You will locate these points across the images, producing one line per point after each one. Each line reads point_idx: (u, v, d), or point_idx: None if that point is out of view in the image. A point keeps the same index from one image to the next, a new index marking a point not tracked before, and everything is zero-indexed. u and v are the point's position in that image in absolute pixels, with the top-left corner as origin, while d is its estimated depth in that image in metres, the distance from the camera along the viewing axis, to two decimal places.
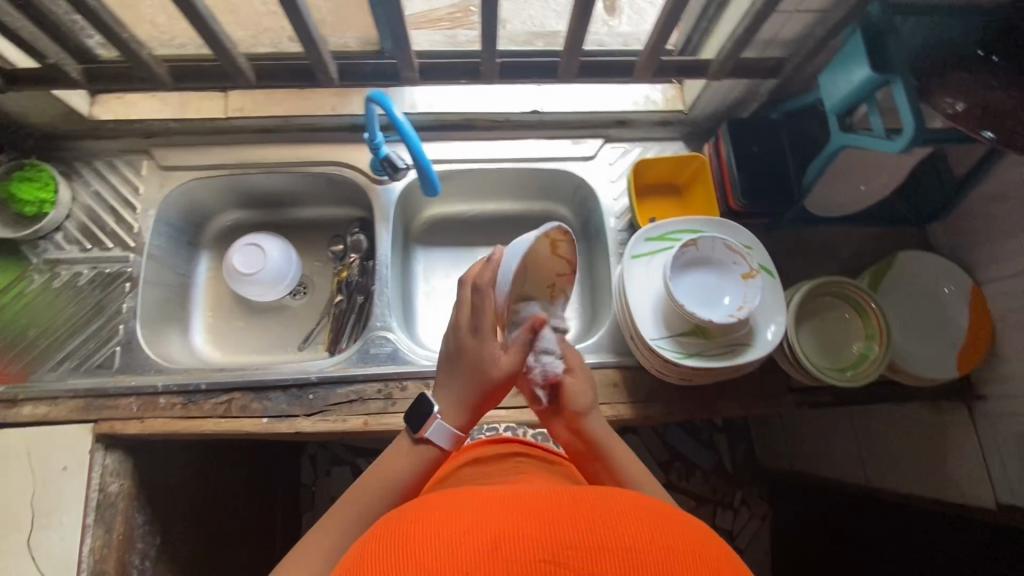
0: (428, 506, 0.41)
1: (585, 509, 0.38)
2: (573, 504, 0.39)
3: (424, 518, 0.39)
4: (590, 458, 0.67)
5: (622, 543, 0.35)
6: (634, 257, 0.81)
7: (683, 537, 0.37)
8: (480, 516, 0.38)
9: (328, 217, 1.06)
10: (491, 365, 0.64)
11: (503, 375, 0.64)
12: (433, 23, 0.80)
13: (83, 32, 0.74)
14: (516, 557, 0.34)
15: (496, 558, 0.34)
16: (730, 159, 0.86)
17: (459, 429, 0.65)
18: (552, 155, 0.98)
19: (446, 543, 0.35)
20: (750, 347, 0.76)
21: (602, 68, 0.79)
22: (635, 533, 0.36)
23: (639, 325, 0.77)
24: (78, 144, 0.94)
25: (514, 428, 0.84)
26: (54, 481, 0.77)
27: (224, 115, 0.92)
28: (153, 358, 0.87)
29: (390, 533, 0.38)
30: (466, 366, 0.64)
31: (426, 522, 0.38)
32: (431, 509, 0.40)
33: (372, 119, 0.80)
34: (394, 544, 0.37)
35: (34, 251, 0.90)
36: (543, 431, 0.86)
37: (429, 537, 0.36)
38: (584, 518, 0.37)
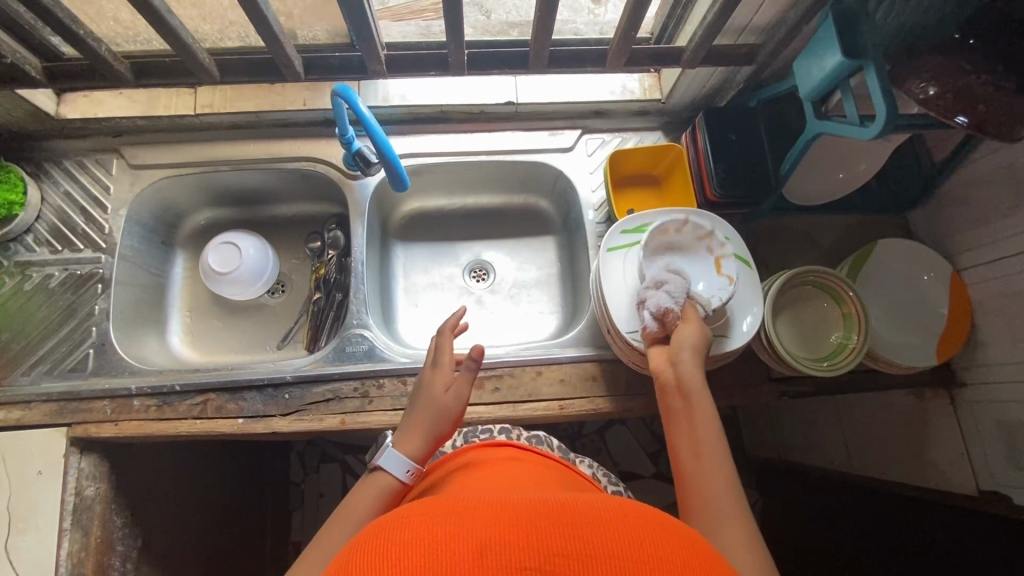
0: (409, 510, 0.40)
1: (570, 514, 0.38)
2: (563, 510, 0.39)
3: (405, 524, 0.38)
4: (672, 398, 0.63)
5: (613, 549, 0.35)
6: (611, 250, 0.80)
7: (668, 539, 0.37)
8: (462, 523, 0.37)
9: (306, 214, 1.05)
10: (440, 396, 0.67)
11: (451, 400, 0.67)
12: (416, 15, 0.80)
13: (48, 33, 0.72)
14: (500, 566, 0.34)
15: (484, 566, 0.34)
16: (706, 149, 0.85)
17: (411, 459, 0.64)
18: (529, 147, 0.97)
19: (428, 551, 0.35)
20: (726, 339, 0.75)
21: (574, 58, 0.78)
22: (625, 538, 0.36)
23: (615, 319, 0.76)
24: (48, 144, 0.93)
25: (508, 431, 0.80)
26: (28, 486, 0.77)
27: (193, 112, 0.90)
28: (127, 360, 0.86)
29: (369, 541, 0.37)
30: (419, 399, 0.68)
31: (406, 528, 0.37)
32: (412, 514, 0.39)
33: (342, 114, 0.79)
34: (374, 552, 0.36)
35: (5, 253, 0.89)
36: (537, 434, 0.82)
37: (410, 544, 0.36)
38: (572, 524, 0.37)
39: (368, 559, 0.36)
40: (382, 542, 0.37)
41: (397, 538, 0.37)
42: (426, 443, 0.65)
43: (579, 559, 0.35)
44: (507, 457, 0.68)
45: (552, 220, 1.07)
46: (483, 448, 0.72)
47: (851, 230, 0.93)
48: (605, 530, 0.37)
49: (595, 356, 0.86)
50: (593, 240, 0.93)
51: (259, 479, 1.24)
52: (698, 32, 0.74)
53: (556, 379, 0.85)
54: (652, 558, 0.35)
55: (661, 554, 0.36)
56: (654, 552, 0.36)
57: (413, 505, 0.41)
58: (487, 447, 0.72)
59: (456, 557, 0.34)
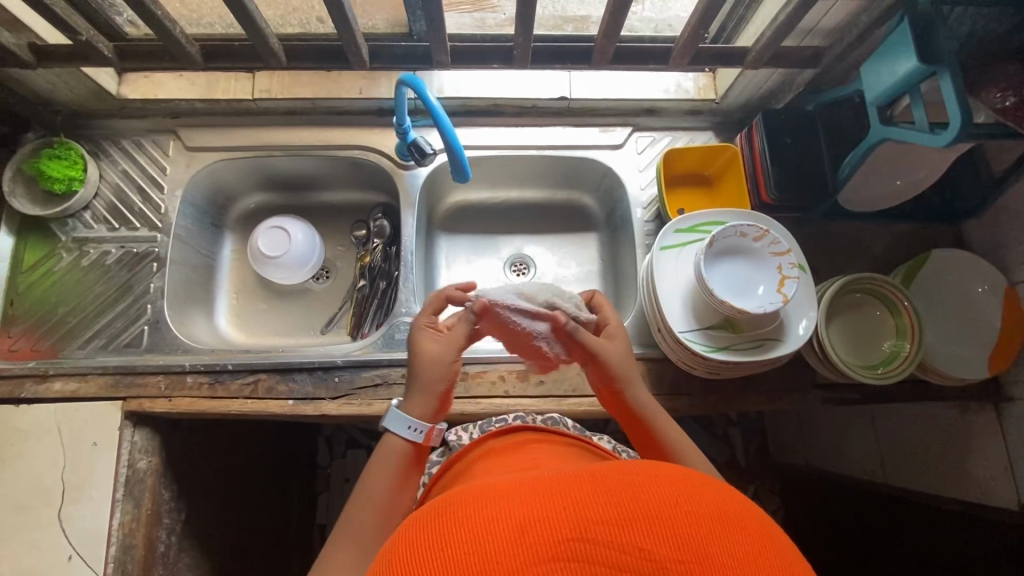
0: (440, 500, 0.38)
1: (600, 477, 0.36)
2: (592, 477, 0.36)
3: (437, 512, 0.36)
4: (636, 426, 0.66)
5: (649, 512, 0.33)
6: (663, 249, 0.80)
7: (700, 489, 0.35)
8: (493, 498, 0.35)
9: (351, 202, 1.06)
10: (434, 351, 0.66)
11: (449, 353, 0.66)
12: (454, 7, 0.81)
13: (112, 10, 0.75)
14: (540, 538, 0.32)
15: (524, 546, 0.31)
16: (763, 151, 0.84)
17: (424, 419, 0.64)
18: (580, 142, 0.97)
19: (465, 534, 0.33)
20: (780, 342, 0.75)
21: (637, 54, 0.78)
22: (661, 497, 0.34)
23: (668, 318, 0.76)
24: (105, 122, 0.94)
25: (522, 416, 0.82)
26: (84, 456, 0.78)
27: (251, 97, 0.91)
28: (180, 338, 0.88)
29: (402, 547, 0.34)
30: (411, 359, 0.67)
31: (441, 514, 0.35)
32: (437, 506, 0.36)
33: (402, 103, 0.80)
34: (411, 549, 0.34)
35: (63, 229, 0.90)
36: (553, 415, 0.84)
37: (447, 532, 0.33)
38: (606, 490, 0.34)
39: (406, 556, 0.33)
40: (418, 536, 0.34)
41: (432, 527, 0.34)
42: (429, 400, 0.65)
43: (621, 523, 0.32)
44: (527, 441, 0.66)
45: (595, 217, 1.07)
46: (498, 435, 0.70)
47: (903, 238, 0.92)
48: (641, 490, 0.35)
49: (642, 354, 0.85)
50: (641, 238, 0.93)
51: (290, 462, 1.25)
52: (766, 32, 0.73)
53: None
54: (690, 513, 0.33)
55: (704, 507, 0.34)
56: (697, 506, 0.34)
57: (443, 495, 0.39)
58: (511, 433, 0.69)
59: (494, 536, 0.32)
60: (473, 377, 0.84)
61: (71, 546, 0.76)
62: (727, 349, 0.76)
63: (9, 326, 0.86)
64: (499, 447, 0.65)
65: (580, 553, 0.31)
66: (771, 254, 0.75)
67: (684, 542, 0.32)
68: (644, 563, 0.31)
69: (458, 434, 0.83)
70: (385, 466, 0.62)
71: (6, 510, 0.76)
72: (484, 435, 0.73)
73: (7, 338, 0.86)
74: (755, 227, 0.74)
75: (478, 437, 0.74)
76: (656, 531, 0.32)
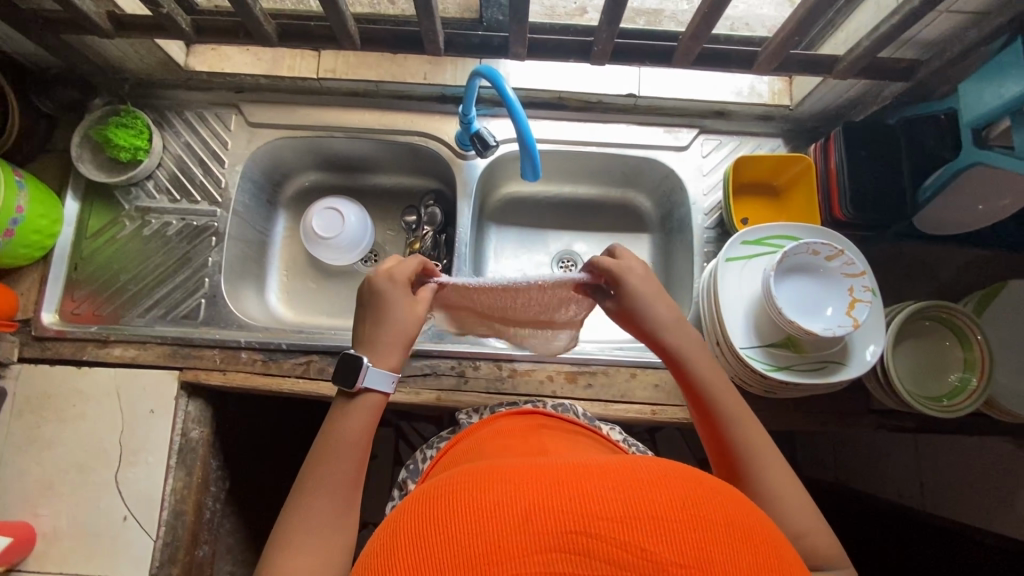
0: (452, 480, 0.38)
1: (608, 472, 0.35)
2: (599, 471, 0.36)
3: (442, 490, 0.37)
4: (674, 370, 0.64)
5: (655, 512, 0.32)
6: (729, 260, 0.78)
7: (709, 498, 0.34)
8: (503, 483, 0.35)
9: (403, 186, 1.07)
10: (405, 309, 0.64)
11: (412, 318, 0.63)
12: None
13: None
14: (540, 527, 0.32)
15: (523, 535, 0.32)
16: (840, 164, 0.81)
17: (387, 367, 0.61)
18: (643, 142, 0.94)
19: (469, 512, 0.34)
20: (843, 366, 0.73)
21: (721, 57, 0.74)
22: (667, 499, 0.33)
23: (728, 332, 0.75)
24: (170, 93, 0.94)
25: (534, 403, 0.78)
26: (142, 422, 0.81)
27: (315, 75, 0.90)
28: (235, 313, 0.88)
29: (411, 527, 0.35)
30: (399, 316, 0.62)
31: (446, 492, 0.37)
32: (448, 490, 0.37)
33: (472, 94, 0.79)
34: (418, 522, 0.35)
35: (127, 198, 0.91)
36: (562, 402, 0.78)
37: (455, 514, 0.34)
38: (613, 485, 0.34)
39: (411, 531, 0.35)
40: (425, 520, 0.35)
41: (439, 502, 0.36)
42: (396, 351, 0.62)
43: (626, 521, 0.32)
44: (537, 426, 0.66)
45: (650, 218, 1.05)
46: (510, 418, 0.69)
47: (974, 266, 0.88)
48: (646, 489, 0.34)
49: None
50: (700, 244, 0.91)
51: None
52: (862, 42, 0.69)
53: (649, 383, 0.83)
54: (695, 520, 0.33)
55: (711, 512, 0.33)
56: (705, 510, 0.33)
57: (456, 475, 0.40)
58: (513, 416, 0.69)
59: (498, 520, 0.33)
60: (521, 375, 0.84)
61: (125, 507, 0.79)
62: (786, 369, 0.74)
63: (73, 288, 0.88)
64: (517, 428, 0.65)
65: (579, 549, 0.31)
66: (844, 275, 0.72)
67: (688, 545, 0.31)
68: (642, 562, 0.31)
69: (469, 414, 0.78)
70: (356, 428, 0.58)
71: (69, 468, 0.80)
72: (495, 413, 0.73)
73: (70, 302, 0.88)
74: (829, 245, 0.71)
75: (485, 417, 0.72)
76: (656, 533, 0.32)
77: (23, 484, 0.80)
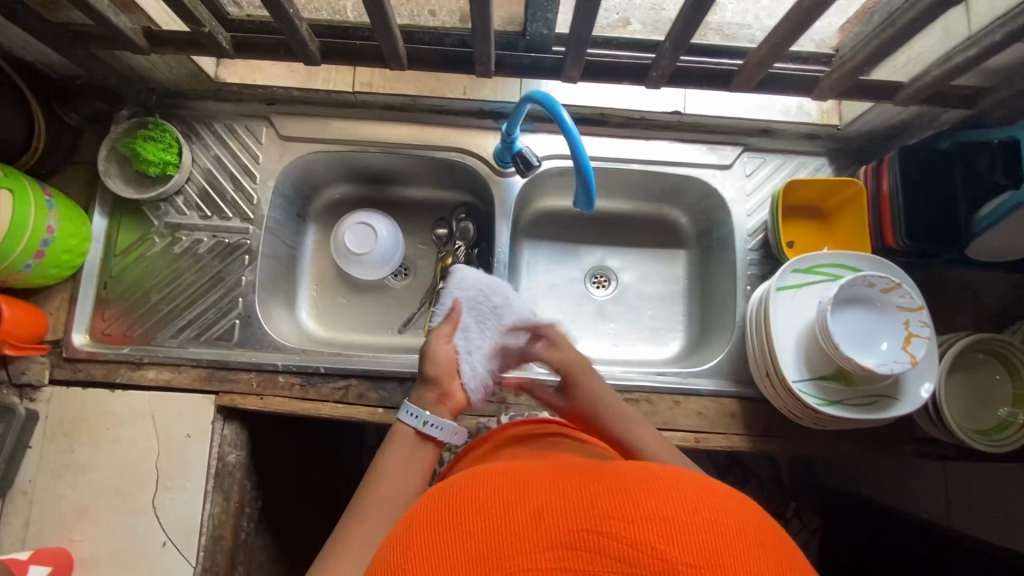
0: (476, 477, 0.41)
1: (621, 478, 0.38)
2: (613, 479, 0.38)
3: (467, 484, 0.40)
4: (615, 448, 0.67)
5: (664, 514, 0.34)
6: (780, 290, 0.76)
7: (717, 503, 0.36)
8: (522, 484, 0.38)
9: (434, 199, 1.04)
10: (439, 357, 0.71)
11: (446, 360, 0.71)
12: None
13: None
14: (557, 526, 0.34)
15: (540, 530, 0.34)
16: (895, 190, 0.79)
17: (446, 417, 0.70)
18: (686, 161, 0.92)
19: (490, 510, 0.36)
20: (895, 401, 0.72)
21: (783, 81, 0.71)
22: (677, 502, 0.35)
23: (781, 364, 0.74)
24: (198, 104, 0.90)
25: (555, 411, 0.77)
26: (179, 447, 0.80)
27: (351, 89, 0.88)
28: (270, 334, 0.86)
29: (436, 516, 0.38)
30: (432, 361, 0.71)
31: (466, 493, 0.39)
32: (472, 485, 0.39)
33: (518, 113, 0.78)
34: (436, 517, 0.38)
35: (156, 213, 0.88)
36: None
37: (479, 509, 0.37)
38: (626, 490, 0.36)
39: (438, 522, 0.37)
40: (450, 511, 0.37)
41: (458, 501, 0.38)
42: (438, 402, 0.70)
43: (638, 522, 0.34)
44: (548, 433, 0.64)
45: (686, 234, 1.04)
46: (515, 425, 0.68)
47: None
48: (655, 494, 0.36)
49: (738, 394, 0.84)
50: (743, 267, 0.90)
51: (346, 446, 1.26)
52: (932, 70, 0.67)
53: (693, 411, 0.83)
54: (705, 520, 0.34)
55: (721, 515, 0.35)
56: (714, 513, 0.35)
57: (476, 471, 0.43)
58: (533, 424, 0.67)
59: (516, 518, 0.35)
60: None
61: (164, 534, 0.78)
62: (838, 403, 0.73)
63: (104, 307, 0.86)
64: (524, 434, 0.64)
65: (592, 546, 0.33)
66: (899, 308, 0.71)
67: (698, 547, 0.33)
68: (653, 561, 0.32)
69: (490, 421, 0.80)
70: (398, 456, 0.65)
71: (104, 493, 0.79)
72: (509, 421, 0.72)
73: (100, 321, 0.86)
74: (886, 278, 0.70)
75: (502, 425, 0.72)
76: (666, 533, 0.33)
77: (57, 511, 0.78)
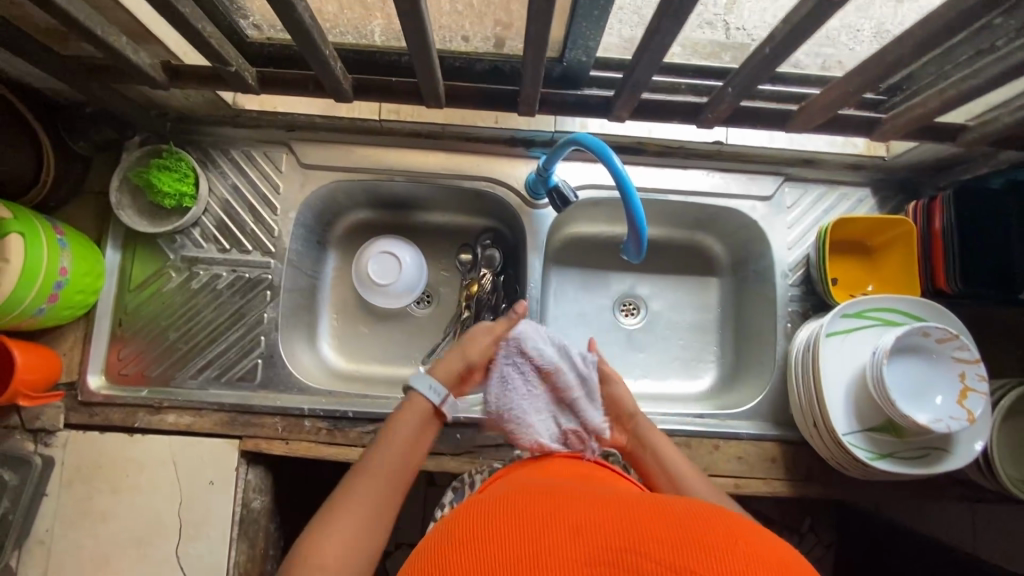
0: (510, 500, 0.41)
1: (659, 508, 0.37)
2: (651, 508, 0.37)
3: (501, 505, 0.39)
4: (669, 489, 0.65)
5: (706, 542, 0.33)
6: (829, 336, 0.74)
7: (761, 541, 0.34)
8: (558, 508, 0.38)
9: (458, 224, 0.99)
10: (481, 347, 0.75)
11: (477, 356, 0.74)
12: None
13: (238, 12, 0.67)
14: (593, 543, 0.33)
15: (575, 544, 0.33)
16: (948, 229, 0.76)
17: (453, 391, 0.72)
18: (725, 191, 0.88)
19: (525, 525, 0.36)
20: (948, 454, 0.70)
21: (842, 123, 0.67)
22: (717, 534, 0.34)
23: (831, 416, 0.71)
24: (214, 130, 0.85)
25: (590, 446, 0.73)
26: (203, 495, 0.77)
27: (378, 118, 0.84)
28: (294, 375, 0.83)
29: (468, 533, 0.37)
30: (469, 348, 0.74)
31: (499, 513, 0.38)
32: (507, 506, 0.39)
33: (558, 150, 0.74)
34: (469, 531, 0.37)
35: (172, 246, 0.84)
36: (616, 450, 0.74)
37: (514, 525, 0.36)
38: (665, 518, 0.35)
39: (472, 535, 0.37)
40: (483, 525, 0.37)
41: (491, 519, 0.38)
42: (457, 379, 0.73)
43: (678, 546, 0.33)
44: (580, 466, 0.60)
45: (719, 262, 1.00)
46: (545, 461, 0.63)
47: None
48: (695, 523, 0.35)
49: (778, 437, 0.81)
50: (784, 304, 0.87)
51: None
52: (1001, 116, 0.63)
53: (733, 455, 0.81)
54: (749, 552, 0.32)
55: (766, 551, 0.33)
56: (758, 549, 0.33)
57: (509, 496, 0.42)
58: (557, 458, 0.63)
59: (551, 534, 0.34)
60: None
61: None
62: (889, 457, 0.71)
63: (119, 346, 0.82)
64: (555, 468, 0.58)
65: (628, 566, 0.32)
66: (955, 359, 0.69)
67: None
68: None
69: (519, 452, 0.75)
70: (408, 423, 0.65)
71: (125, 544, 0.76)
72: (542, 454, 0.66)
73: (115, 361, 0.82)
74: (942, 329, 0.68)
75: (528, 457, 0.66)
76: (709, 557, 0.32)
77: (77, 562, 0.75)
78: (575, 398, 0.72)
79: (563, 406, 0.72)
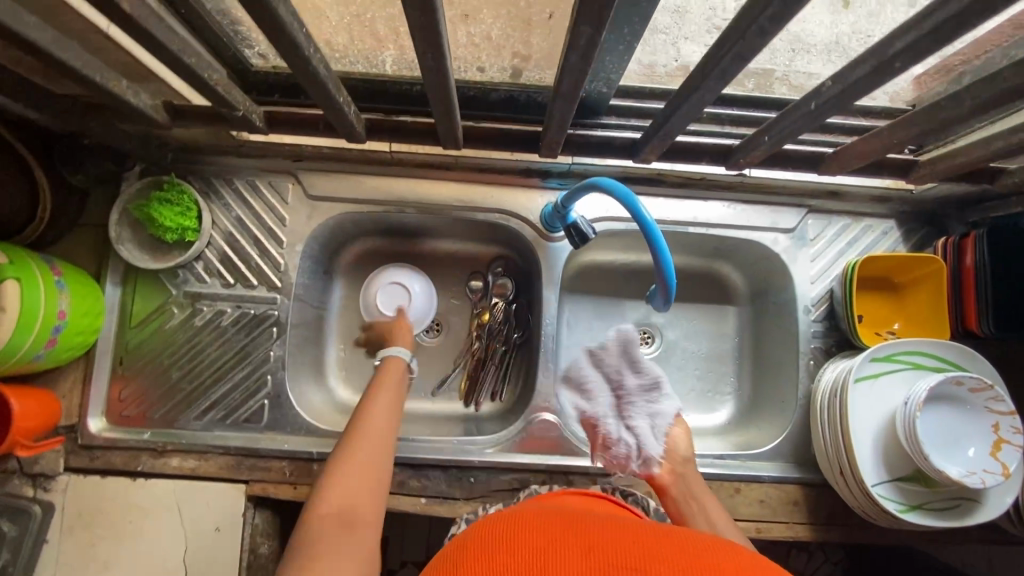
0: (519, 522, 0.41)
1: (668, 540, 0.38)
2: (660, 539, 0.38)
3: (510, 525, 0.40)
4: None
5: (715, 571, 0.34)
6: (858, 382, 0.71)
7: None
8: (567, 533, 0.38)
9: (467, 251, 0.95)
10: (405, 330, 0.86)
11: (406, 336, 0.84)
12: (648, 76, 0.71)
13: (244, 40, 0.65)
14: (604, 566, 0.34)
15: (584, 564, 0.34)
16: (981, 269, 0.74)
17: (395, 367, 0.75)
18: (746, 223, 0.85)
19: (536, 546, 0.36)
20: (980, 504, 0.68)
21: (877, 166, 0.64)
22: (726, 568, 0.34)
23: (860, 468, 0.69)
24: (216, 159, 0.82)
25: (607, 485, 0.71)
26: (209, 543, 0.74)
27: (388, 149, 0.80)
28: (302, 416, 0.80)
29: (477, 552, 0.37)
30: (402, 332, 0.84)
31: (508, 533, 0.39)
32: (516, 528, 0.39)
33: (580, 189, 0.71)
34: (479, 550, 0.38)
35: (173, 281, 0.81)
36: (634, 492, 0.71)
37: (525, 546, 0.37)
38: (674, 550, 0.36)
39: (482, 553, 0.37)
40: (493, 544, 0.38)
41: (500, 540, 0.38)
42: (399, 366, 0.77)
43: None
44: (593, 500, 0.57)
45: (737, 291, 0.97)
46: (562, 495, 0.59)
47: None
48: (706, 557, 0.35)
49: (800, 480, 0.79)
50: (806, 341, 0.85)
51: None
52: None
53: (754, 499, 0.79)
54: None
55: None
56: None
57: (516, 517, 0.42)
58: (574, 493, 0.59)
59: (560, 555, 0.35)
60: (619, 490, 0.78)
61: None
62: (919, 508, 0.69)
63: (121, 385, 0.79)
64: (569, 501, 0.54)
65: None
66: (988, 409, 0.67)
67: None
68: None
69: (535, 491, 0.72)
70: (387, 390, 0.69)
71: None
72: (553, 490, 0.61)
73: (117, 402, 0.79)
74: (977, 378, 0.65)
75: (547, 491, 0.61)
76: None
77: None
78: (646, 425, 0.68)
79: (631, 427, 0.68)
